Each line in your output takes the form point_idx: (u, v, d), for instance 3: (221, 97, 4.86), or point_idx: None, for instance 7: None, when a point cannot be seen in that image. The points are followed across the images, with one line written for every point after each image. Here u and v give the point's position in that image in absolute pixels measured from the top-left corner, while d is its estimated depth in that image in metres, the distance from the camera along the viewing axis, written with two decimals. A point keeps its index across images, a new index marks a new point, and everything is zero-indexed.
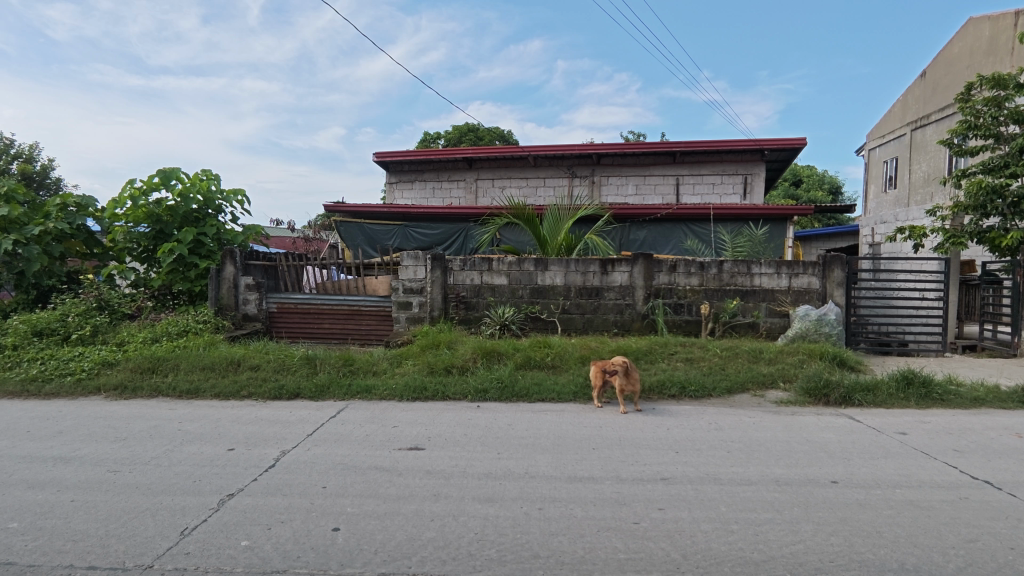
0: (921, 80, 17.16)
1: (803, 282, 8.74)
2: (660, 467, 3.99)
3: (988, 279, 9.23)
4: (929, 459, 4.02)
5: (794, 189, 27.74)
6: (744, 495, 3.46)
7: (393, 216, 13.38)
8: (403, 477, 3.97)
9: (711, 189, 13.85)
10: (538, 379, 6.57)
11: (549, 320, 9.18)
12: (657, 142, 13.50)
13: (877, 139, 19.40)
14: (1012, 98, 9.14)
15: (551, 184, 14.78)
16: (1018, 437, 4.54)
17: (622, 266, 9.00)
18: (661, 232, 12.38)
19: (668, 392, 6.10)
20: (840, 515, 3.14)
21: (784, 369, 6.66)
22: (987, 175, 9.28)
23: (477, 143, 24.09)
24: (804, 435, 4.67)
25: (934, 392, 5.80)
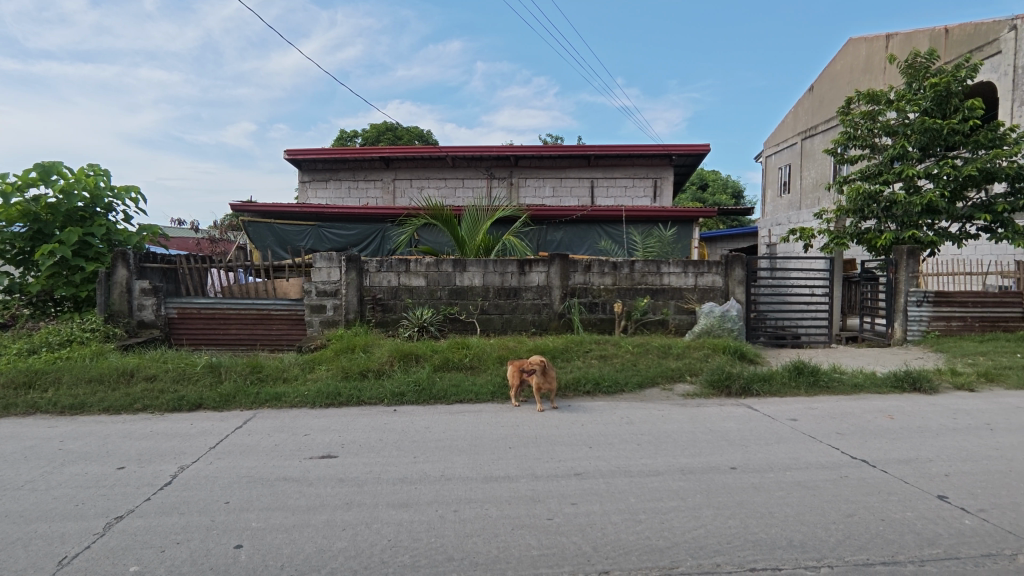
0: (809, 94, 18.69)
1: (707, 281, 9.25)
2: (574, 462, 4.08)
3: (866, 276, 10.19)
4: (816, 442, 4.37)
5: (701, 193, 29.39)
6: (652, 485, 3.60)
7: (306, 216, 12.87)
8: (314, 487, 3.81)
9: (624, 192, 14.37)
10: (457, 380, 6.55)
11: (468, 321, 9.16)
12: (572, 145, 13.82)
13: (772, 147, 20.93)
14: (884, 112, 10.13)
15: (469, 185, 14.78)
16: (889, 418, 5.05)
17: (539, 267, 9.14)
18: (577, 233, 12.71)
19: (583, 388, 6.25)
20: (737, 498, 3.34)
21: (690, 363, 7.02)
22: (865, 182, 10.25)
23: (395, 143, 23.72)
24: (707, 425, 4.94)
25: (821, 379, 6.33)
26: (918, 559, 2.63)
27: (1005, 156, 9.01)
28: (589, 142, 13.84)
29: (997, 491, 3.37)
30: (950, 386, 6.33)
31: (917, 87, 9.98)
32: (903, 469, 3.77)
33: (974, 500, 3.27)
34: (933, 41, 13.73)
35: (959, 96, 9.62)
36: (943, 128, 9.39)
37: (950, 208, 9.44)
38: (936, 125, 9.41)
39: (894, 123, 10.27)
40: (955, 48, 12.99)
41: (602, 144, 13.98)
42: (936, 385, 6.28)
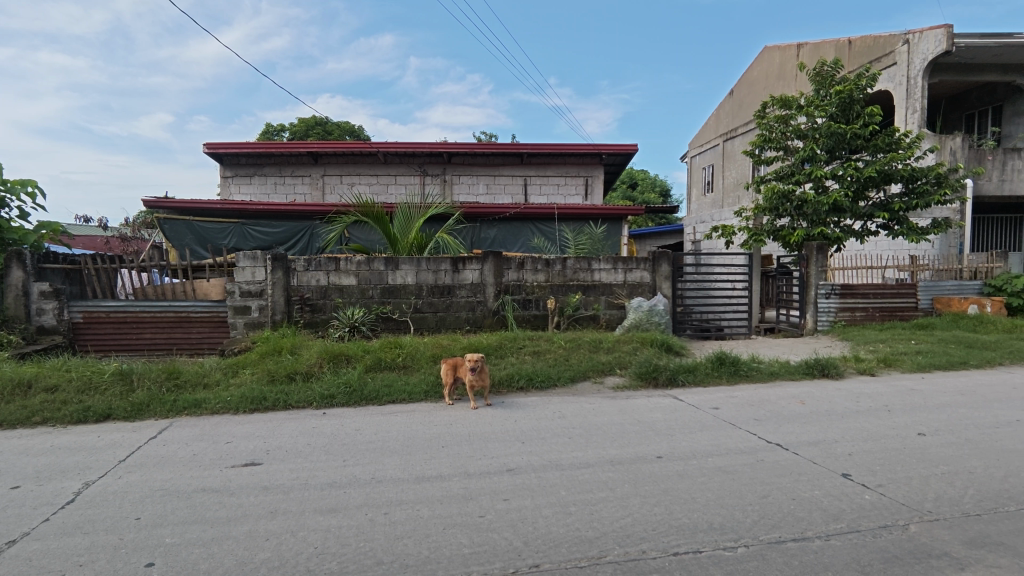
0: (729, 98, 19.62)
1: (636, 277, 9.53)
2: (506, 458, 4.09)
3: (782, 270, 10.82)
4: (735, 429, 4.59)
5: (630, 192, 30.29)
6: (582, 477, 3.67)
7: (228, 213, 12.25)
8: (235, 497, 3.63)
9: (556, 190, 14.57)
10: (389, 380, 6.42)
11: (401, 320, 9.01)
12: (505, 143, 13.86)
13: (696, 148, 21.85)
14: (795, 116, 10.77)
15: (402, 182, 14.53)
16: (801, 403, 5.40)
17: (473, 264, 9.11)
18: (510, 230, 12.77)
19: (517, 384, 6.30)
20: (663, 486, 3.46)
21: (620, 357, 7.22)
22: (779, 182, 10.86)
23: (325, 138, 23.01)
24: (636, 416, 5.10)
25: (741, 369, 6.67)
26: (824, 534, 2.81)
27: (900, 159, 9.80)
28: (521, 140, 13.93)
29: (893, 467, 3.67)
30: (854, 371, 6.85)
31: (824, 94, 10.67)
32: (812, 451, 4.02)
33: (873, 476, 3.53)
34: (838, 52, 14.71)
35: (860, 103, 10.37)
36: (847, 133, 10.11)
37: (853, 207, 10.15)
38: (841, 130, 10.11)
39: (804, 127, 10.95)
40: (858, 58, 13.98)
41: (535, 142, 14.10)
42: (842, 371, 6.77)
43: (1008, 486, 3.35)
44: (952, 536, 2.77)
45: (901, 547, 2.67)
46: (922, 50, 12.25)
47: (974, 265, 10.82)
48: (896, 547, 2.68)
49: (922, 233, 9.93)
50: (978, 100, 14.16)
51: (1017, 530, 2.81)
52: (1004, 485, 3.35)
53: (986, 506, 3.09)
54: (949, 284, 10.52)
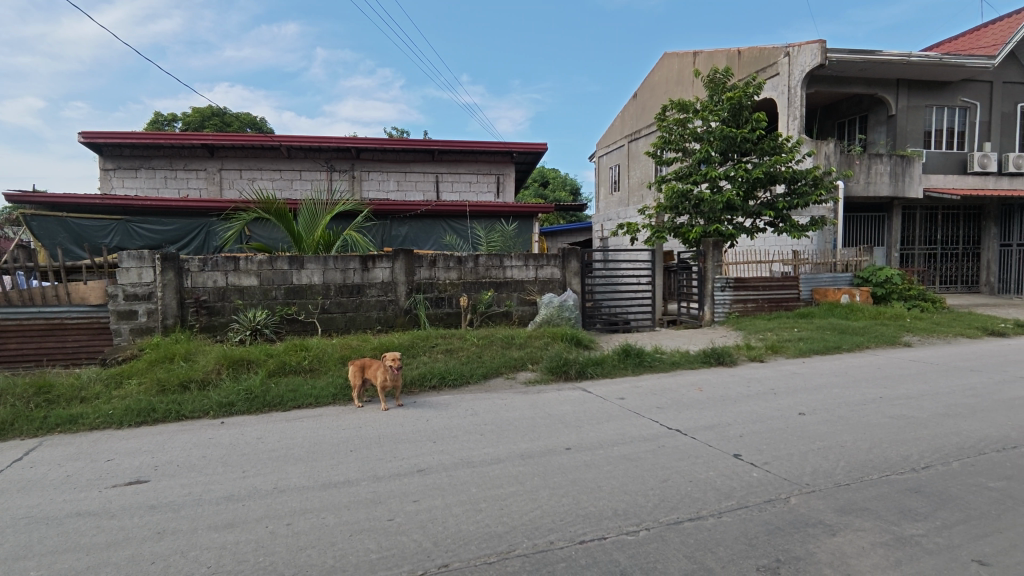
0: (633, 100, 20.45)
1: (546, 273, 9.71)
2: (417, 459, 4.03)
3: (683, 265, 11.44)
4: (639, 418, 4.79)
5: (543, 189, 30.87)
6: (493, 473, 3.69)
7: (110, 209, 11.19)
8: (117, 519, 3.32)
9: (468, 187, 14.54)
10: (294, 385, 6.12)
11: (307, 321, 8.63)
12: (416, 140, 13.65)
13: (604, 148, 22.62)
14: (692, 119, 11.42)
15: (307, 177, 13.91)
16: (698, 390, 5.74)
17: (383, 263, 8.90)
18: (422, 228, 12.60)
19: (429, 383, 6.23)
20: (571, 477, 3.56)
21: (532, 352, 7.33)
22: (679, 181, 11.48)
23: (223, 130, 21.58)
24: (546, 409, 5.20)
25: (645, 360, 6.99)
26: (717, 512, 3.00)
27: (783, 162, 10.63)
28: (432, 137, 13.76)
29: (777, 445, 3.98)
30: (746, 358, 7.38)
31: (717, 99, 11.37)
32: (708, 434, 4.29)
33: (760, 455, 3.81)
34: (729, 61, 15.71)
35: (748, 109, 11.13)
36: (737, 137, 10.84)
37: (744, 206, 10.91)
38: (732, 134, 10.83)
39: (700, 130, 11.64)
40: (746, 67, 15.03)
41: (446, 139, 13.99)
42: (735, 359, 7.28)
43: (872, 456, 3.73)
44: (826, 505, 3.05)
45: (783, 519, 2.90)
46: (801, 62, 13.34)
47: (846, 259, 11.97)
48: (778, 519, 2.90)
49: (802, 230, 10.85)
50: (848, 110, 15.67)
51: (879, 496, 3.14)
52: (868, 456, 3.74)
53: (854, 475, 3.42)
54: (826, 276, 11.58)
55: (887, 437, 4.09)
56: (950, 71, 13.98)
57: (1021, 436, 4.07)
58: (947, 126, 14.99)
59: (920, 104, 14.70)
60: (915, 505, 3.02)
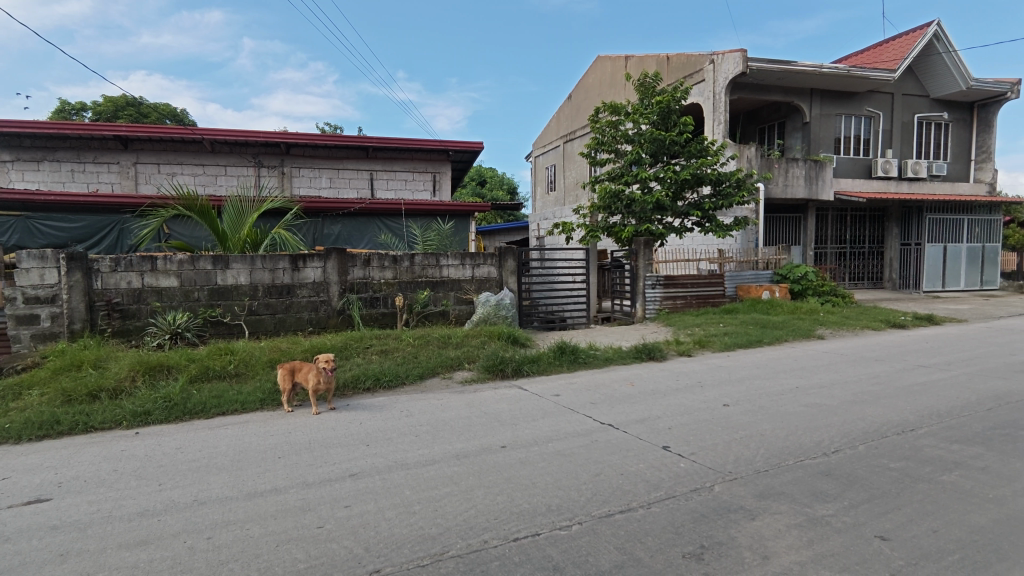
0: (568, 102, 20.79)
1: (483, 272, 9.71)
2: (349, 463, 3.92)
3: (616, 264, 11.72)
4: (574, 414, 4.86)
5: (480, 189, 30.88)
6: (427, 475, 3.65)
7: (9, 203, 10.31)
8: (13, 543, 3.03)
9: (404, 185, 14.31)
10: (218, 391, 5.82)
11: (234, 323, 8.23)
12: (349, 136, 13.29)
13: (540, 148, 22.88)
14: (624, 122, 11.73)
15: (233, 172, 13.27)
16: (630, 384, 5.91)
17: (314, 262, 8.62)
18: (356, 226, 12.30)
19: (363, 385, 6.08)
20: (506, 475, 3.56)
21: (468, 351, 7.30)
22: (612, 182, 11.77)
23: (139, 121, 20.25)
24: (482, 408, 5.19)
25: (580, 356, 7.12)
26: (646, 503, 3.09)
27: (709, 164, 11.09)
28: (366, 134, 13.45)
29: (703, 436, 4.15)
30: (675, 353, 7.66)
31: (647, 103, 11.71)
32: (638, 428, 4.41)
33: (687, 446, 3.96)
34: (658, 66, 16.23)
35: (676, 113, 11.53)
36: (666, 139, 11.21)
37: (673, 206, 11.30)
38: (661, 137, 11.20)
39: (632, 133, 11.97)
40: (675, 72, 15.57)
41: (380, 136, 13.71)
42: (665, 354, 7.54)
43: (789, 443, 3.96)
44: (746, 491, 3.20)
45: (707, 506, 3.03)
46: (725, 70, 13.95)
47: (766, 258, 12.64)
48: (703, 507, 3.02)
49: (726, 229, 11.33)
50: (768, 117, 16.55)
51: (794, 480, 3.33)
52: (785, 443, 3.96)
53: (772, 462, 3.62)
54: (749, 273, 12.19)
55: (802, 424, 4.34)
56: (857, 82, 15.03)
57: (918, 419, 4.43)
58: (855, 134, 16.11)
59: (831, 112, 15.72)
60: (827, 488, 3.22)
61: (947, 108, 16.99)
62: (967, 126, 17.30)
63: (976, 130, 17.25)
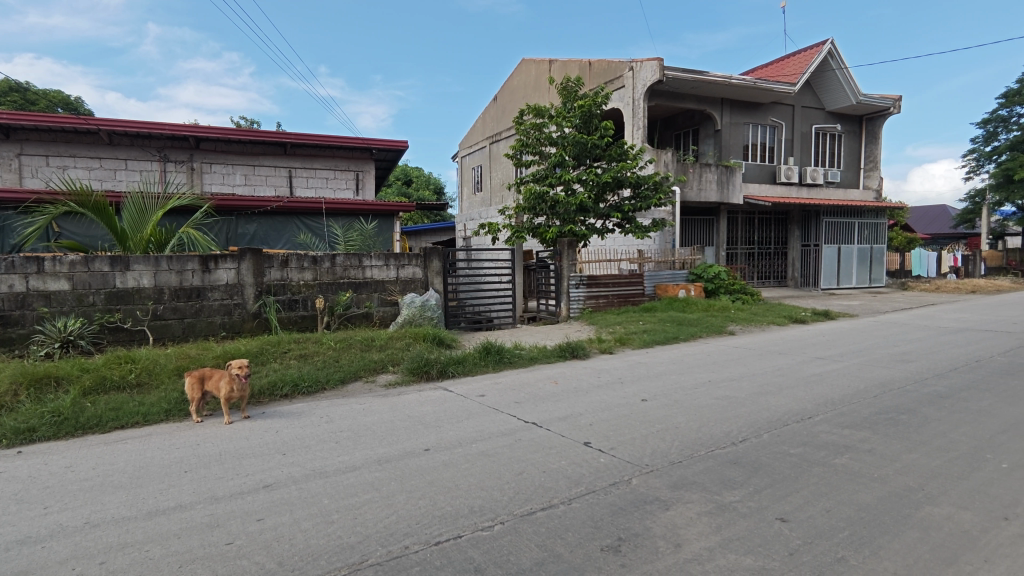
0: (493, 103, 20.88)
1: (408, 273, 9.56)
2: (263, 474, 3.74)
3: (541, 264, 11.87)
4: (498, 413, 4.88)
5: (405, 189, 30.43)
6: (347, 482, 3.54)
7: None
8: None
9: (325, 184, 13.84)
10: (117, 403, 5.38)
11: (136, 329, 7.63)
12: (265, 131, 12.70)
13: (466, 149, 22.86)
14: (547, 124, 11.92)
15: (134, 167, 12.33)
16: (554, 383, 6.01)
17: (227, 263, 8.16)
18: (273, 226, 11.77)
19: (281, 392, 5.81)
20: (428, 478, 3.52)
21: (392, 354, 7.17)
22: (536, 183, 11.92)
23: (24, 108, 18.42)
24: (406, 411, 5.11)
25: (505, 356, 7.16)
26: (567, 499, 3.15)
27: (628, 168, 11.47)
28: (284, 129, 12.90)
29: (622, 431, 4.28)
30: (598, 351, 7.87)
31: (569, 107, 11.94)
32: (560, 425, 4.49)
33: (607, 441, 4.07)
34: (580, 71, 16.62)
35: (597, 117, 11.85)
36: (588, 143, 11.48)
37: (595, 208, 11.57)
38: (584, 140, 11.45)
39: (555, 135, 12.17)
40: (597, 78, 16.00)
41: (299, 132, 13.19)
42: (588, 352, 7.73)
43: (701, 434, 4.16)
44: (661, 482, 3.33)
45: (625, 499, 3.12)
46: (643, 77, 14.47)
47: (682, 258, 13.25)
48: (622, 500, 3.12)
49: (645, 231, 11.76)
50: (684, 123, 17.35)
51: (705, 469, 3.50)
52: (697, 434, 4.15)
53: (686, 453, 3.79)
54: (666, 273, 12.73)
55: (713, 416, 4.58)
56: (762, 94, 16.04)
57: (815, 407, 4.79)
58: (761, 142, 17.18)
59: (740, 122, 16.70)
60: (734, 475, 3.41)
61: (839, 121, 18.50)
62: (856, 137, 18.91)
63: (864, 141, 18.88)
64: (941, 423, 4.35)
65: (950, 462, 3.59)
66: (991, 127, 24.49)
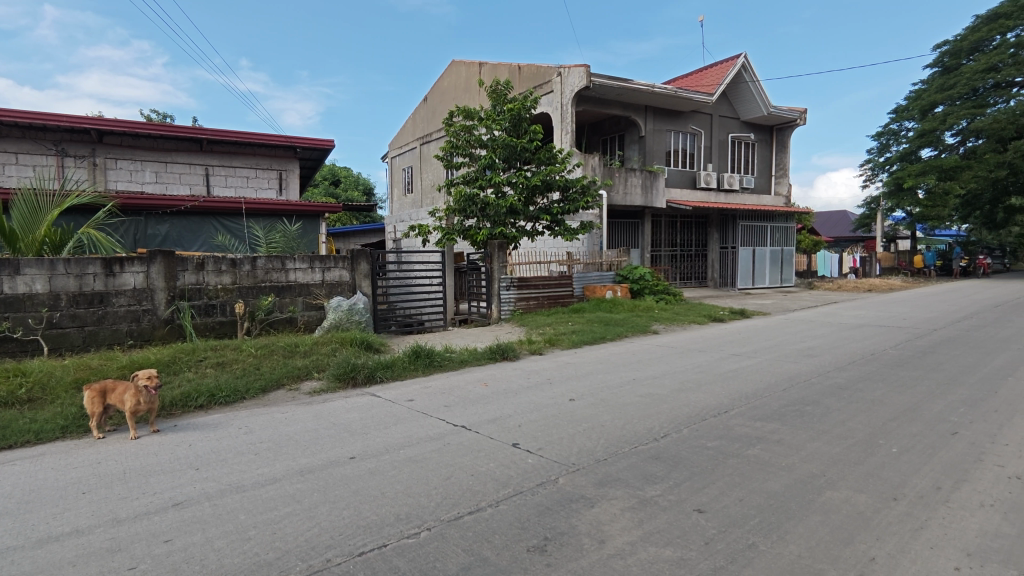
0: (423, 104, 20.68)
1: (334, 276, 9.28)
2: (174, 491, 3.51)
3: (472, 267, 11.84)
4: (427, 418, 4.83)
5: (333, 189, 29.57)
6: (267, 496, 3.38)
7: None
8: None
9: (245, 182, 13.20)
10: (4, 421, 4.89)
11: (28, 339, 6.98)
12: (178, 126, 11.97)
13: (396, 149, 22.52)
14: (477, 127, 11.92)
15: (27, 161, 11.29)
16: (483, 385, 6.01)
17: (135, 266, 7.62)
18: (186, 227, 11.08)
19: (195, 403, 5.47)
20: (353, 488, 3.42)
21: (317, 360, 6.93)
22: (466, 185, 11.86)
23: None
24: (331, 419, 4.94)
25: (435, 360, 7.09)
26: (495, 501, 3.15)
27: (557, 172, 11.65)
28: (199, 124, 12.22)
29: (550, 431, 4.34)
30: (528, 352, 7.96)
31: (499, 110, 11.99)
32: (490, 427, 4.49)
33: (535, 442, 4.12)
34: (510, 74, 16.75)
35: (527, 120, 11.96)
36: (517, 146, 11.56)
37: (525, 210, 11.66)
38: (513, 143, 11.52)
39: (485, 138, 12.19)
40: (526, 82, 16.17)
41: (216, 128, 12.52)
42: (518, 353, 7.78)
43: (625, 431, 4.29)
44: (587, 480, 3.40)
45: (552, 499, 3.16)
46: (570, 83, 14.75)
47: (610, 260, 13.62)
48: (548, 500, 3.15)
49: (574, 233, 12.01)
50: (610, 129, 17.85)
51: (628, 465, 3.61)
52: (622, 431, 4.27)
53: (610, 450, 3.89)
54: (594, 274, 13.04)
55: (637, 413, 4.73)
56: (683, 102, 16.75)
57: (730, 402, 5.05)
58: (682, 148, 17.94)
59: (663, 129, 17.37)
60: (655, 470, 3.53)
61: (753, 130, 19.62)
62: (768, 146, 20.11)
63: (775, 150, 20.13)
64: (841, 412, 4.70)
65: (848, 448, 3.89)
66: (884, 139, 26.79)
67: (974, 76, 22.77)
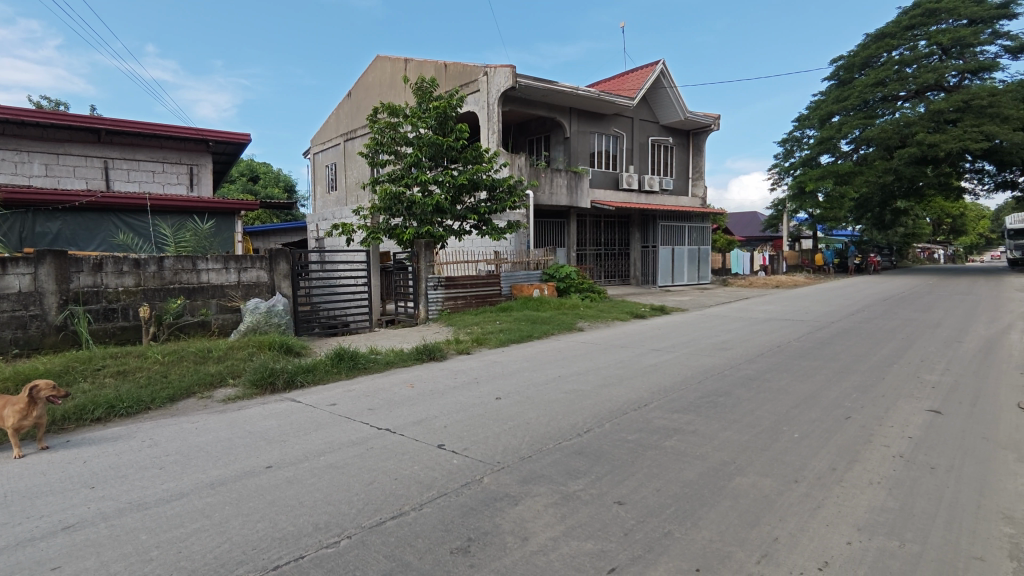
0: (346, 99, 20.11)
1: (251, 276, 8.83)
2: (64, 513, 3.21)
3: (399, 266, 11.59)
4: (349, 422, 4.69)
5: (250, 185, 28.17)
6: (171, 512, 3.16)
7: None
8: None
9: (150, 177, 12.31)
10: None
11: None
12: (72, 115, 10.99)
13: (318, 146, 21.79)
14: (402, 124, 11.70)
15: None
16: (409, 386, 5.91)
17: (20, 267, 6.91)
18: (81, 224, 10.19)
19: (91, 416, 5.04)
20: (268, 498, 3.27)
21: (232, 365, 6.57)
22: (391, 183, 11.61)
23: None
24: (246, 427, 4.70)
25: (359, 362, 6.90)
26: (418, 505, 3.10)
27: (483, 171, 11.64)
28: (96, 114, 11.27)
29: (476, 431, 4.32)
30: (455, 351, 7.90)
31: (424, 108, 11.82)
32: (415, 430, 4.42)
33: (460, 442, 4.09)
34: (436, 72, 16.58)
35: (452, 119, 11.88)
36: (443, 144, 11.45)
37: (451, 209, 11.56)
38: (439, 141, 11.40)
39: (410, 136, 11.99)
40: (452, 80, 16.07)
41: (116, 118, 11.60)
42: (445, 353, 7.71)
43: (549, 428, 4.34)
44: (511, 478, 3.42)
45: (476, 499, 3.15)
46: (496, 83, 14.78)
47: (536, 258, 13.79)
48: (473, 501, 3.14)
49: (501, 233, 12.04)
50: (537, 129, 18.07)
51: (552, 462, 3.65)
52: (547, 428, 4.32)
53: (535, 447, 3.92)
54: (522, 273, 13.12)
55: (562, 410, 4.81)
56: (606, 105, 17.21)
57: (650, 395, 5.24)
58: (605, 150, 18.43)
59: (587, 130, 17.77)
60: (578, 465, 3.61)
61: (671, 134, 20.47)
62: (685, 149, 21.05)
63: (691, 153, 21.10)
64: (750, 402, 4.98)
65: (756, 435, 4.13)
66: (789, 145, 28.74)
67: (865, 89, 24.77)
